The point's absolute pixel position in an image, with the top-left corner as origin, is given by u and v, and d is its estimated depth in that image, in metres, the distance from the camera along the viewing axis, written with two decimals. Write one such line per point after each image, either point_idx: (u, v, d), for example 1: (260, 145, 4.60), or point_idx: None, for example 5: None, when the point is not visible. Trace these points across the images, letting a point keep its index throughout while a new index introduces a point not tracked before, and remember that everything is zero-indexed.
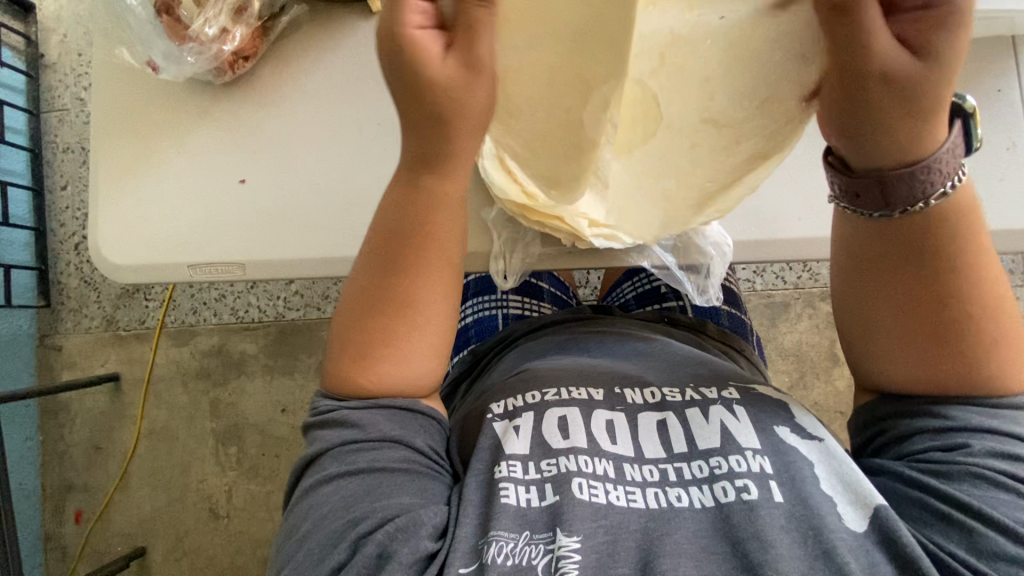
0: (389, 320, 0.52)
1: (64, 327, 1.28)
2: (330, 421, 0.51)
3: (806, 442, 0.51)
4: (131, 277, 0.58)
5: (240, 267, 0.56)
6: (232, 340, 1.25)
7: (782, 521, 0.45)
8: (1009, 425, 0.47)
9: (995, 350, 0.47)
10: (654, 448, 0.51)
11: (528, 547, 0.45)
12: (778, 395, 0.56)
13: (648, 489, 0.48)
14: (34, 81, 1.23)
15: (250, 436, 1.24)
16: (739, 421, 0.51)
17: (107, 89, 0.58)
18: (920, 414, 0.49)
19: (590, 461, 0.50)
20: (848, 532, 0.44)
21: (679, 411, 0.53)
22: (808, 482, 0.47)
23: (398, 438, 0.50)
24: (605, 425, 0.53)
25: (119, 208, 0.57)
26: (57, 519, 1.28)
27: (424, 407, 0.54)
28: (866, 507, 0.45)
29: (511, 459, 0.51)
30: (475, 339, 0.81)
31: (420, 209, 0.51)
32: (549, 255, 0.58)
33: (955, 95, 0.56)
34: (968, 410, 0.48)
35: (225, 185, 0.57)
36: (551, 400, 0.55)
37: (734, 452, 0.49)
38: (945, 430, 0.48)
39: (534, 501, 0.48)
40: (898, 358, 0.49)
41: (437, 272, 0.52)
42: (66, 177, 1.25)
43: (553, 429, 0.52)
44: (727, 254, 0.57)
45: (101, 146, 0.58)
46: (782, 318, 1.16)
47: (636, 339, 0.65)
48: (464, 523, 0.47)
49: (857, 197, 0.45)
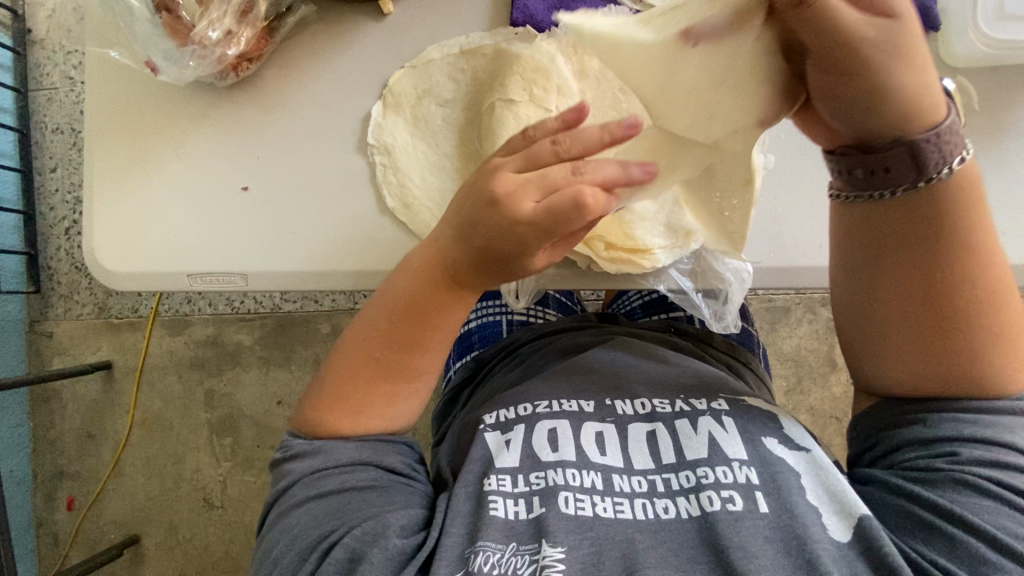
0: (379, 377, 0.51)
1: (54, 313, 1.25)
2: (298, 454, 0.51)
3: (793, 452, 0.50)
4: (129, 284, 0.55)
5: (241, 277, 0.55)
6: (226, 331, 1.23)
7: (766, 531, 0.44)
8: (999, 433, 0.45)
9: (1002, 358, 0.45)
10: (643, 459, 0.50)
11: (515, 559, 0.44)
12: (769, 407, 0.55)
13: (636, 500, 0.47)
14: (22, 57, 1.19)
15: (244, 427, 1.23)
16: (728, 432, 0.50)
17: (103, 85, 0.56)
18: (913, 422, 0.48)
19: (578, 474, 0.49)
20: (832, 541, 0.44)
21: (667, 421, 0.53)
22: (794, 492, 0.46)
23: (368, 460, 0.50)
24: (595, 436, 0.52)
25: (117, 213, 0.55)
26: (50, 505, 1.27)
27: (394, 434, 0.54)
28: (850, 515, 0.45)
29: (500, 473, 0.50)
30: (478, 344, 0.80)
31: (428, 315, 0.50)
32: (563, 276, 0.56)
33: (983, 123, 0.55)
34: (959, 419, 0.46)
35: (224, 192, 0.55)
36: (542, 412, 0.54)
37: (720, 463, 0.48)
38: (937, 441, 0.46)
39: (521, 514, 0.47)
40: (897, 363, 0.48)
41: (425, 353, 0.52)
42: (56, 159, 1.21)
43: (543, 441, 0.51)
44: (746, 280, 0.56)
45: (96, 148, 0.56)
46: (782, 323, 1.16)
47: (640, 349, 0.64)
48: (451, 532, 0.47)
49: (884, 173, 0.44)
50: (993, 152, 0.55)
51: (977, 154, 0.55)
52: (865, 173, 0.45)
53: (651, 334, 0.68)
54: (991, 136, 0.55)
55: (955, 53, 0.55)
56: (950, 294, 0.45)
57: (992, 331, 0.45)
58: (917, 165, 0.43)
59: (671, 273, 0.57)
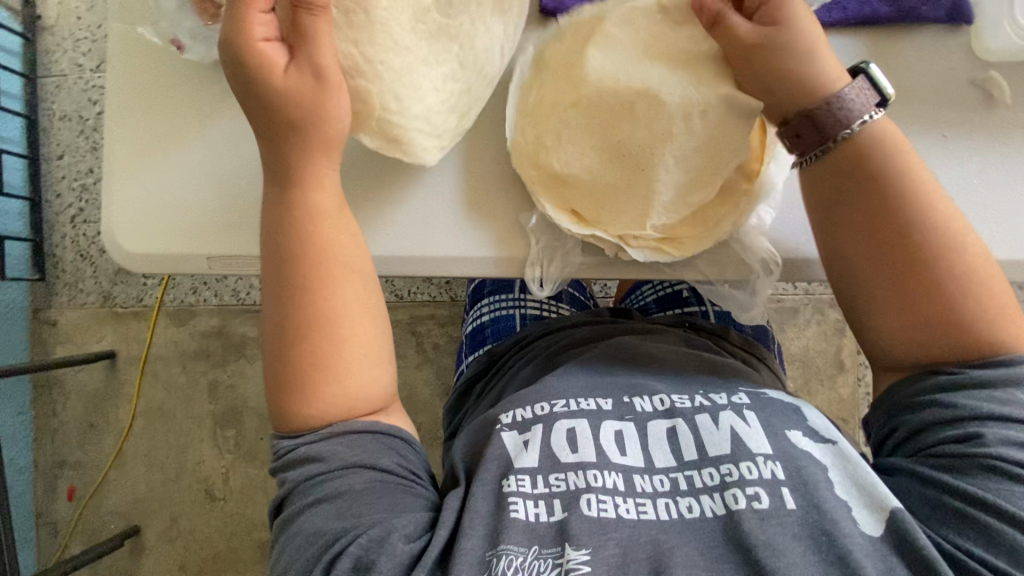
0: (310, 367, 0.49)
1: (58, 301, 1.24)
2: (291, 461, 0.49)
3: (819, 444, 0.49)
4: (147, 267, 0.55)
5: (262, 262, 0.54)
6: (232, 322, 1.22)
7: (795, 528, 0.43)
8: (1017, 411, 0.45)
9: (977, 303, 0.47)
10: (665, 457, 0.49)
11: (537, 562, 0.44)
12: (791, 398, 0.54)
13: (659, 499, 0.47)
14: (30, 43, 1.18)
15: (248, 420, 1.23)
16: (750, 427, 0.49)
17: (124, 65, 0.55)
18: (931, 405, 0.47)
19: (599, 475, 0.48)
20: (865, 536, 0.43)
21: (689, 418, 0.51)
22: (821, 486, 0.46)
23: (362, 462, 0.49)
24: (614, 436, 0.51)
25: (135, 194, 0.55)
26: (50, 495, 1.26)
27: (389, 427, 0.52)
28: (881, 509, 0.44)
29: (519, 474, 0.49)
30: (492, 337, 0.80)
31: (300, 289, 0.49)
32: (590, 264, 0.56)
33: (1014, 119, 0.55)
34: (981, 398, 0.46)
35: (247, 177, 0.54)
36: (559, 411, 0.53)
37: (745, 458, 0.47)
38: (956, 417, 0.46)
39: (542, 516, 0.47)
40: (890, 332, 0.49)
41: (324, 335, 0.49)
42: (63, 146, 1.20)
43: (562, 442, 0.50)
44: (774, 272, 0.55)
45: (116, 127, 0.55)
46: (790, 323, 1.15)
47: (655, 342, 0.64)
48: (470, 536, 0.46)
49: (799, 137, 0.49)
50: (1022, 148, 0.54)
51: (1007, 149, 0.54)
52: (811, 135, 0.48)
53: (668, 329, 0.68)
54: (1020, 132, 0.55)
55: (989, 46, 0.55)
56: (929, 242, 0.47)
57: (961, 281, 0.47)
58: (820, 126, 0.48)
59: (697, 262, 0.56)
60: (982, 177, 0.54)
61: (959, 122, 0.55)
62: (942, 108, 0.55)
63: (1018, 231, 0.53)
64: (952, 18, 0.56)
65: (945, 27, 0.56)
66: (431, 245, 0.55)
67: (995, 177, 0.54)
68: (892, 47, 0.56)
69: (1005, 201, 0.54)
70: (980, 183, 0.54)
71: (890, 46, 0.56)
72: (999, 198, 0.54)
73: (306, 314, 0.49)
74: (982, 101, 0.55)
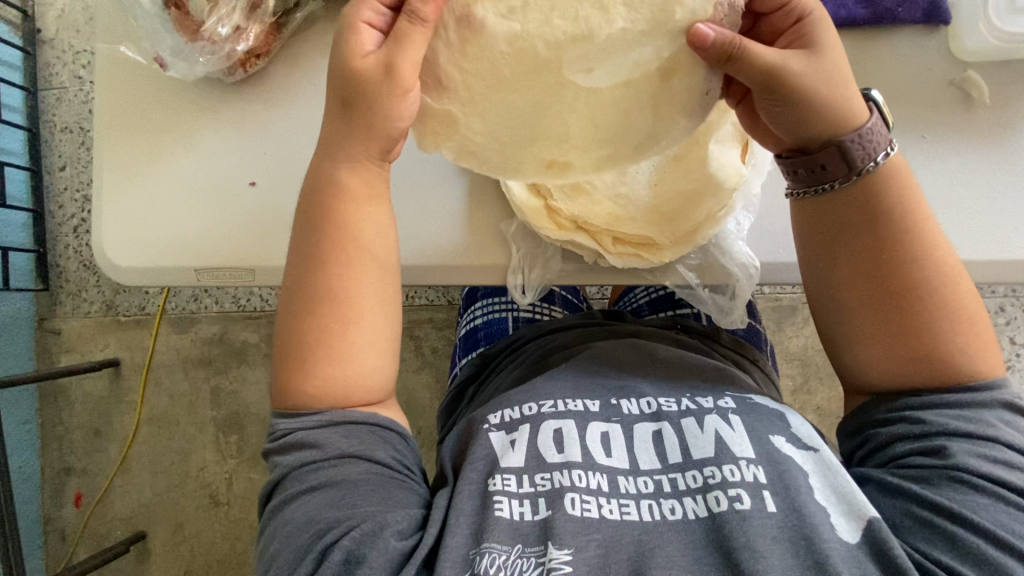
0: (320, 340, 0.50)
1: (63, 310, 1.26)
2: (289, 445, 0.50)
3: (801, 452, 0.49)
4: (137, 280, 0.56)
5: (249, 273, 0.55)
6: (232, 329, 1.23)
7: (774, 531, 0.43)
8: (984, 428, 0.45)
9: (954, 335, 0.48)
10: (650, 460, 0.49)
11: (520, 561, 0.44)
12: (778, 405, 0.54)
13: (642, 501, 0.47)
14: (31, 57, 1.19)
15: (249, 425, 1.24)
16: (734, 429, 0.49)
17: (112, 81, 0.56)
18: (900, 420, 0.48)
19: (584, 475, 0.48)
20: (842, 542, 0.43)
21: (674, 420, 0.52)
22: (802, 491, 0.45)
23: (357, 453, 0.49)
24: (600, 437, 0.51)
25: (125, 209, 0.56)
26: (57, 502, 1.28)
27: (390, 421, 0.53)
28: (859, 518, 0.44)
29: (505, 473, 0.49)
30: (484, 341, 0.80)
31: (316, 264, 0.51)
32: (570, 271, 0.57)
33: (995, 118, 0.54)
34: (943, 413, 0.46)
35: (233, 189, 0.55)
36: (546, 412, 0.53)
37: (727, 462, 0.47)
38: (927, 433, 0.46)
39: (527, 515, 0.47)
40: (866, 352, 0.50)
41: (337, 312, 0.50)
42: (65, 158, 1.22)
43: (549, 442, 0.50)
44: (754, 275, 0.56)
45: (105, 143, 0.56)
46: (789, 322, 1.15)
47: (642, 344, 0.64)
48: (456, 533, 0.46)
49: (819, 169, 0.48)
50: (1005, 147, 0.54)
51: (990, 149, 0.54)
52: (807, 173, 0.49)
53: (657, 331, 0.68)
54: (1003, 132, 0.54)
55: (965, 46, 0.55)
56: (916, 274, 0.48)
57: (941, 315, 0.48)
58: (848, 159, 0.47)
59: (677, 268, 0.57)
60: (966, 176, 0.54)
61: (941, 122, 0.54)
62: (924, 109, 0.55)
63: (1003, 230, 0.53)
64: (928, 18, 0.55)
65: (924, 27, 0.56)
66: (417, 253, 0.56)
67: (978, 177, 0.54)
68: (873, 48, 0.56)
69: (989, 200, 0.53)
70: (963, 182, 0.54)
71: (870, 47, 0.56)
72: (982, 198, 0.53)
73: (322, 289, 0.50)
74: (962, 101, 0.55)
